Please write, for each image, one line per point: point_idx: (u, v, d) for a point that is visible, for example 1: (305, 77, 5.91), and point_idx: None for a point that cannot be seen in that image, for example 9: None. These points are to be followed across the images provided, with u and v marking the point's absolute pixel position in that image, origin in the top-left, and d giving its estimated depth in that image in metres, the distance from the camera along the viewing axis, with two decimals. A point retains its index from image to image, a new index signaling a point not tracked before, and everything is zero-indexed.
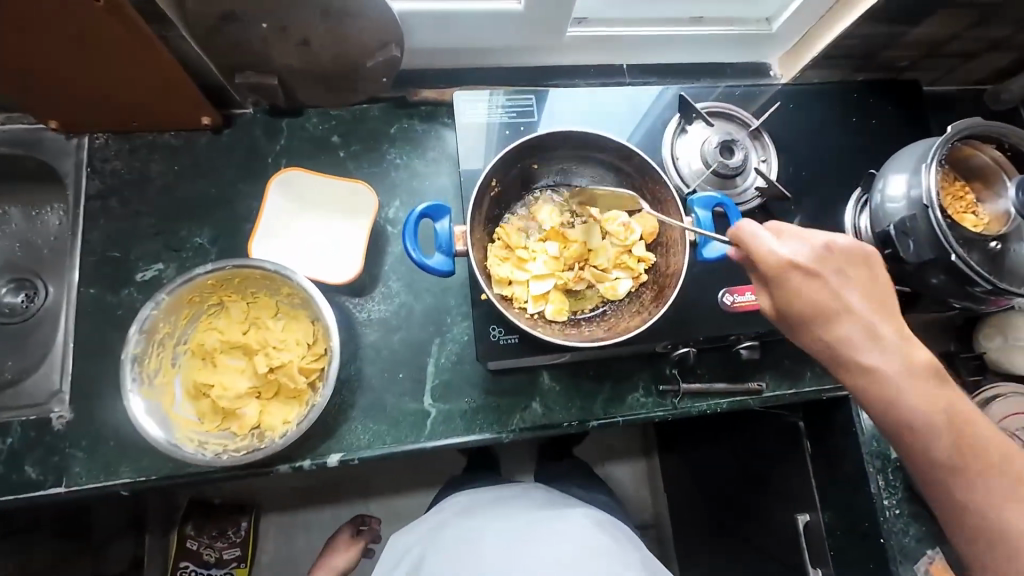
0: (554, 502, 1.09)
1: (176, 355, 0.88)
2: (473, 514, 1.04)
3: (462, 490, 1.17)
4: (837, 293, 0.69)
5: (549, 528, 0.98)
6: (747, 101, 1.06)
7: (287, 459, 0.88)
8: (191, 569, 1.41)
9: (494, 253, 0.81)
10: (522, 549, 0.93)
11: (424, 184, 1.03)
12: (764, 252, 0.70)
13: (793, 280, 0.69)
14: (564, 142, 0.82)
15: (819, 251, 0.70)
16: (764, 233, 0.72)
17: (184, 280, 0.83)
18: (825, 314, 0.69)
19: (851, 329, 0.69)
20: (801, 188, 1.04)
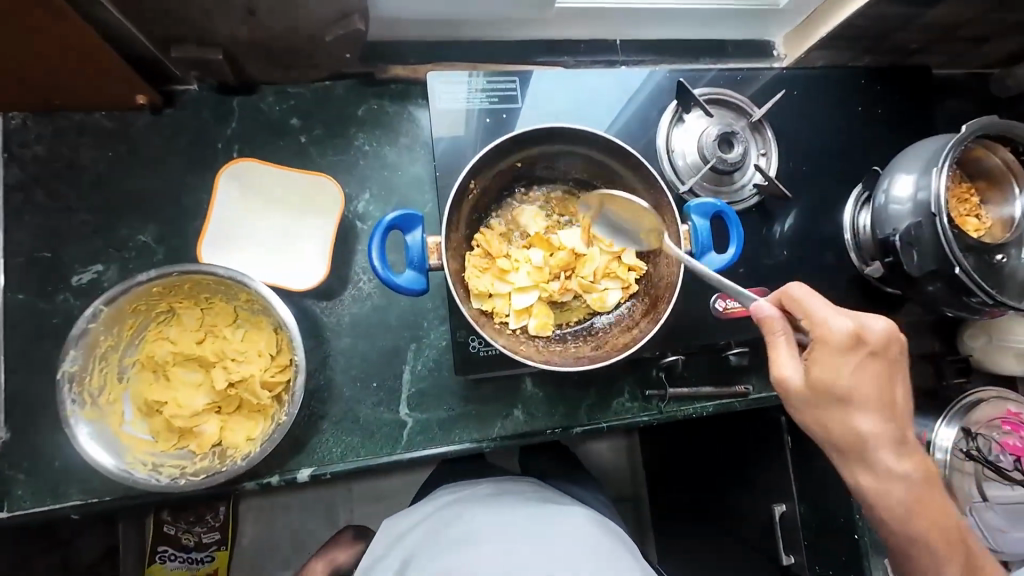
0: (556, 497, 0.95)
1: (123, 368, 0.81)
2: (463, 511, 0.89)
3: (451, 485, 1.01)
4: (879, 380, 0.71)
5: (552, 529, 0.83)
6: (748, 86, 0.98)
7: (254, 475, 0.83)
8: (170, 553, 1.32)
9: (472, 263, 0.75)
10: (523, 553, 0.78)
11: (396, 174, 0.94)
12: (823, 326, 0.69)
13: (845, 360, 0.69)
14: (550, 139, 0.75)
15: (875, 338, 0.71)
16: (820, 307, 0.71)
17: (125, 288, 0.74)
18: (861, 396, 0.70)
19: (878, 417, 0.72)
20: (799, 183, 0.98)
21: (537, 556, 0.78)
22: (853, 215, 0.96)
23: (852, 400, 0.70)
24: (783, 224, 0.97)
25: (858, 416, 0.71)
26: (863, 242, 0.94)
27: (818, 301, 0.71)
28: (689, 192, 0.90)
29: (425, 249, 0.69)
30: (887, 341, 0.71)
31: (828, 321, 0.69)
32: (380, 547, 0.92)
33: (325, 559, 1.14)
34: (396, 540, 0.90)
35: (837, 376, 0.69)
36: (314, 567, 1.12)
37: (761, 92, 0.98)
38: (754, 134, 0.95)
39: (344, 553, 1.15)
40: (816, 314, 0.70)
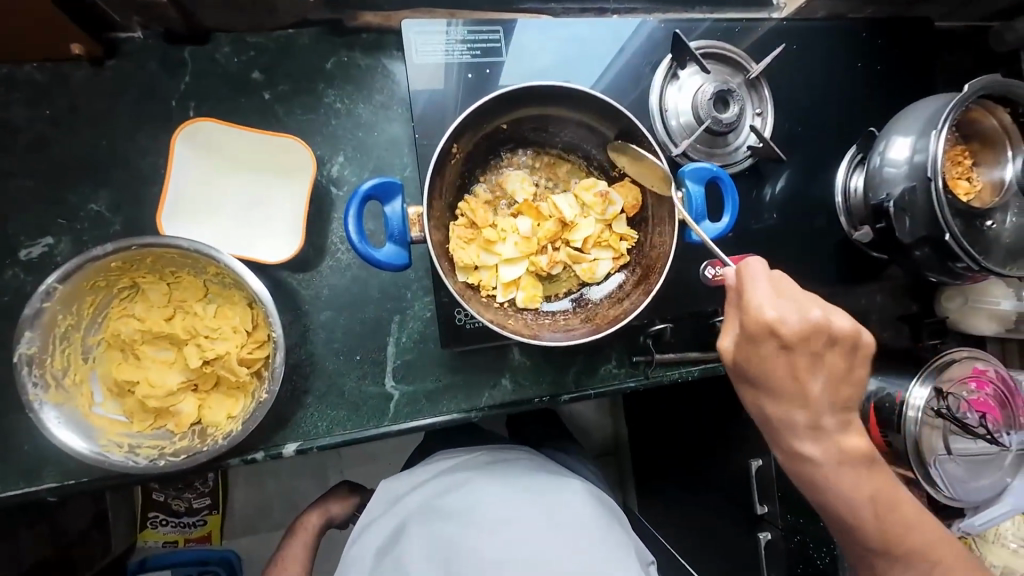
0: (552, 466, 0.96)
1: (87, 347, 0.76)
2: (463, 480, 0.89)
3: (448, 450, 1.00)
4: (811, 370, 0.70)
5: (550, 500, 0.85)
6: (746, 39, 0.92)
7: (238, 452, 0.82)
8: (162, 518, 1.34)
9: (458, 234, 0.72)
10: (524, 527, 0.80)
11: (372, 135, 0.87)
12: (752, 307, 0.68)
13: (770, 342, 0.69)
14: (538, 100, 0.70)
15: (807, 323, 0.67)
16: (760, 285, 0.69)
17: (82, 263, 0.68)
18: (779, 377, 0.70)
19: (805, 404, 0.71)
20: (792, 144, 0.95)
21: (538, 529, 0.80)
22: (848, 177, 0.94)
23: (777, 382, 0.71)
24: (775, 187, 0.95)
25: (789, 402, 0.72)
26: (854, 206, 0.93)
27: (758, 281, 0.69)
28: (682, 155, 0.86)
29: (406, 220, 0.65)
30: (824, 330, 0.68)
31: (759, 301, 0.68)
32: (375, 509, 0.92)
33: (320, 510, 1.13)
34: (393, 503, 0.90)
35: (760, 357, 0.70)
36: (308, 519, 1.11)
37: (759, 46, 0.93)
38: (749, 92, 0.91)
39: (339, 505, 1.15)
40: (751, 294, 0.69)
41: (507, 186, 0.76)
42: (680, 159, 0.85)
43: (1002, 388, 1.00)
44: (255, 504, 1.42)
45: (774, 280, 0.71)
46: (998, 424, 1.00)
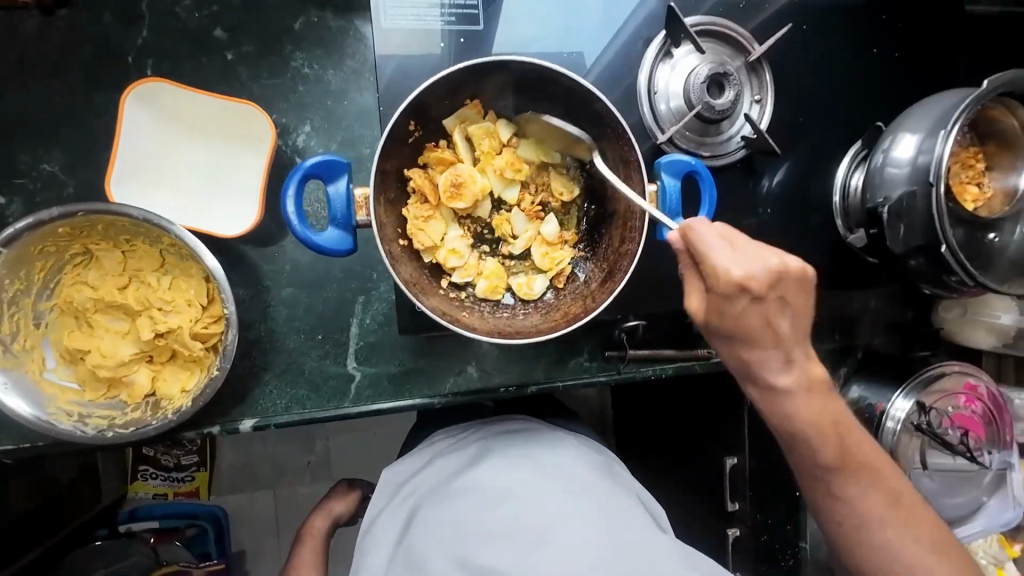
0: (545, 430, 0.86)
1: (39, 313, 0.74)
2: (462, 460, 0.80)
3: (444, 429, 0.92)
4: (774, 314, 0.61)
5: (551, 468, 0.75)
6: (753, 18, 0.85)
7: (194, 424, 0.81)
8: (151, 471, 1.35)
9: (412, 214, 0.68)
10: (526, 497, 0.69)
11: (341, 103, 0.82)
12: (715, 265, 0.58)
13: (742, 300, 0.59)
14: (506, 76, 0.65)
15: (768, 272, 0.58)
16: (713, 240, 0.59)
17: (28, 226, 0.66)
18: (749, 331, 0.61)
19: (765, 352, 0.63)
20: (793, 136, 0.89)
21: (543, 500, 0.69)
22: (848, 175, 0.87)
23: (750, 341, 0.62)
24: (773, 179, 0.89)
25: (752, 357, 0.64)
26: (852, 207, 0.87)
27: (710, 239, 0.59)
28: (667, 142, 0.80)
29: (351, 201, 0.59)
30: (780, 276, 0.59)
31: (725, 266, 0.58)
32: (381, 501, 0.83)
33: (322, 513, 1.03)
34: (398, 494, 0.82)
35: (732, 314, 0.61)
36: (313, 525, 1.01)
37: (766, 25, 0.85)
38: (749, 77, 0.84)
39: (341, 504, 1.05)
40: (707, 252, 0.59)
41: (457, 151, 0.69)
42: (665, 147, 0.80)
43: (989, 405, 0.96)
44: (241, 467, 1.40)
45: (726, 234, 0.61)
46: (980, 442, 0.96)
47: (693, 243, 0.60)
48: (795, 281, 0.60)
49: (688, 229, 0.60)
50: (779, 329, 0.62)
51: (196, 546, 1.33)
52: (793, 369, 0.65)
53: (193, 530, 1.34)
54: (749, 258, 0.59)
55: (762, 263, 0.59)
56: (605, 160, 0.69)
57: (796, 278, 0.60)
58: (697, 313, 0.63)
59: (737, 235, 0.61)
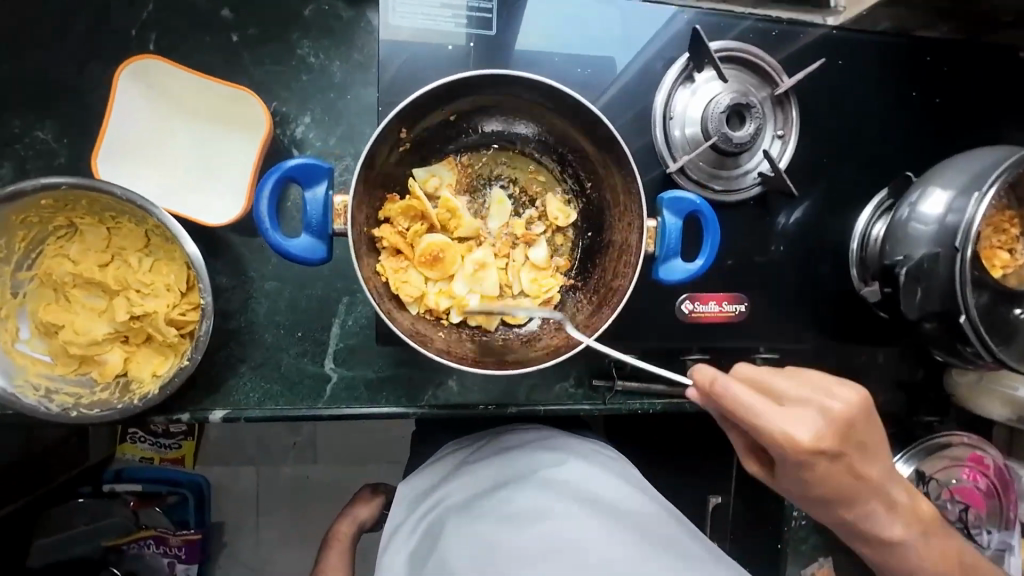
0: (560, 438, 0.85)
1: (18, 283, 0.73)
2: (485, 476, 0.78)
3: (451, 442, 0.90)
4: (858, 461, 0.61)
5: (575, 487, 0.74)
6: (784, 50, 0.81)
7: (165, 409, 0.79)
8: (139, 436, 1.23)
9: (388, 269, 0.64)
10: (560, 518, 0.68)
11: (344, 96, 0.79)
12: (778, 438, 0.56)
13: (819, 462, 0.58)
14: (502, 87, 0.62)
15: (828, 427, 0.57)
16: (760, 402, 0.56)
17: (9, 195, 0.65)
18: (832, 485, 0.61)
19: (852, 492, 0.63)
20: (817, 175, 0.83)
21: (577, 523, 0.67)
22: (869, 224, 0.82)
23: (831, 493, 0.62)
24: (790, 219, 0.83)
25: (843, 497, 0.64)
26: (870, 257, 0.81)
27: (755, 400, 0.56)
28: (678, 171, 0.76)
29: (328, 208, 0.60)
30: (846, 423, 0.58)
31: (782, 430, 0.56)
32: (397, 513, 0.80)
33: (347, 518, 0.99)
34: (417, 507, 0.79)
35: (810, 476, 0.60)
36: (339, 529, 0.97)
37: (795, 59, 0.81)
38: (774, 110, 0.79)
39: (366, 509, 1.00)
40: (761, 417, 0.56)
41: (418, 195, 0.66)
42: (676, 177, 0.76)
43: (996, 480, 0.92)
44: (230, 446, 1.31)
45: (753, 380, 0.60)
46: (980, 518, 0.93)
47: (730, 412, 0.57)
48: (860, 415, 0.59)
49: (716, 386, 0.57)
50: (867, 475, 0.63)
51: (178, 514, 1.25)
52: (896, 510, 0.68)
53: (175, 499, 1.25)
54: (800, 414, 0.57)
55: (805, 417, 0.57)
56: (597, 187, 0.69)
57: (862, 412, 0.59)
58: (755, 460, 0.64)
59: (771, 380, 0.59)
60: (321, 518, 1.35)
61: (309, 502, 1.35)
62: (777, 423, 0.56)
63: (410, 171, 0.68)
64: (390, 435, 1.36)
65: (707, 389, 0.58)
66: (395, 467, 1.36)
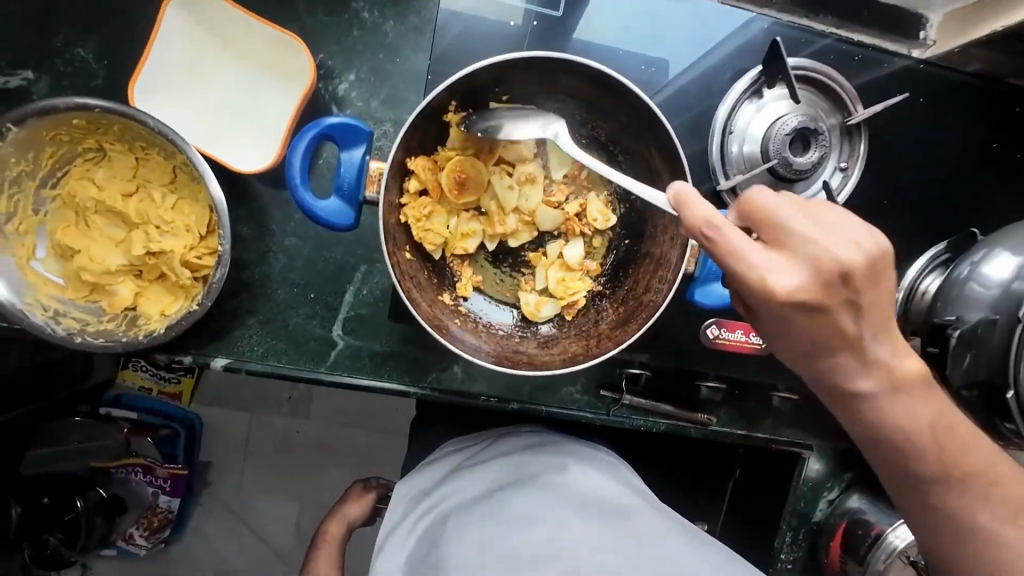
0: (559, 443, 0.83)
1: (40, 200, 0.72)
2: (481, 480, 0.77)
3: (453, 440, 0.90)
4: (844, 317, 0.49)
5: (574, 491, 0.73)
6: (861, 74, 0.77)
7: (168, 350, 0.78)
8: (142, 365, 1.19)
9: (412, 216, 0.62)
10: (560, 525, 0.66)
11: (393, 58, 0.75)
12: (736, 262, 0.47)
13: (797, 316, 0.48)
14: (562, 74, 0.59)
15: (811, 268, 0.47)
16: (724, 219, 0.48)
17: (42, 109, 0.63)
18: (809, 338, 0.50)
19: (843, 356, 0.51)
20: (873, 217, 0.79)
21: (576, 530, 0.66)
22: (921, 277, 0.76)
23: (813, 348, 0.51)
24: None
25: (834, 365, 0.52)
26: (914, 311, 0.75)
27: (739, 241, 0.47)
28: (728, 191, 0.72)
29: (361, 176, 0.59)
30: (841, 271, 0.47)
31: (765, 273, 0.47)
32: (396, 514, 0.81)
33: (337, 517, 1.03)
34: (415, 508, 0.79)
35: (788, 335, 0.51)
36: (328, 528, 1.02)
37: (866, 92, 0.77)
38: (841, 141, 0.74)
39: (355, 508, 1.04)
40: (731, 248, 0.47)
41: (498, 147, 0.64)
42: (726, 196, 0.72)
43: None
44: (228, 389, 1.31)
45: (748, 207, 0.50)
46: None
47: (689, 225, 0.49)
48: (864, 265, 0.48)
49: (704, 225, 0.48)
50: (843, 326, 0.49)
51: (167, 446, 1.26)
52: (874, 368, 0.52)
53: (167, 432, 1.26)
54: (787, 259, 0.48)
55: (800, 268, 0.47)
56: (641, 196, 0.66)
57: (866, 262, 0.48)
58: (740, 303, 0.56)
59: (766, 207, 0.49)
60: (306, 475, 1.35)
61: (296, 459, 1.35)
62: (756, 266, 0.47)
63: (485, 105, 0.63)
64: (385, 407, 1.36)
65: (688, 221, 0.49)
66: (386, 437, 1.37)
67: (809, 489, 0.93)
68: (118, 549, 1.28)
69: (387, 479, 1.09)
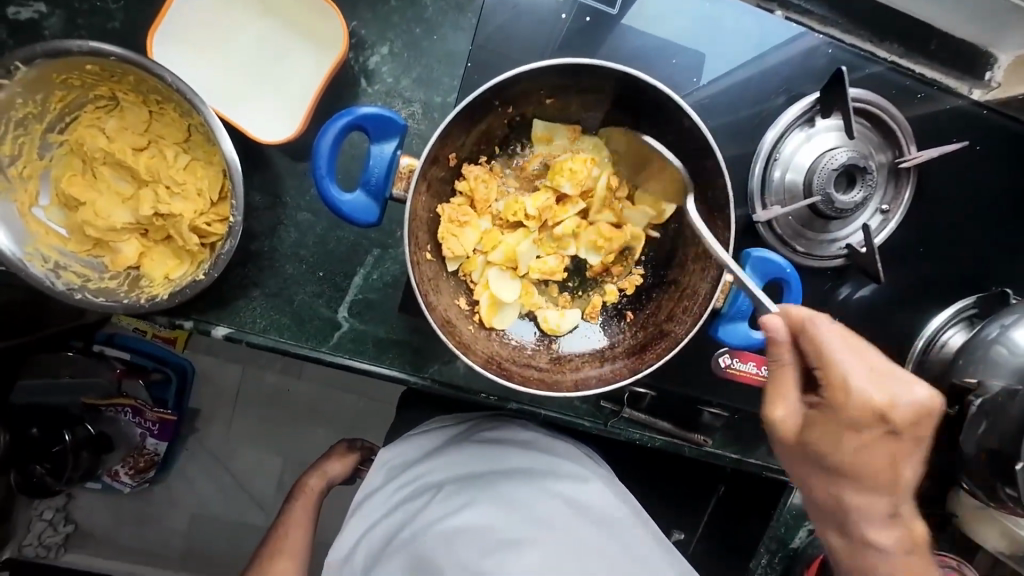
0: (553, 440, 0.82)
1: (46, 145, 0.69)
2: (469, 459, 0.77)
3: (445, 415, 0.89)
4: (904, 452, 0.60)
5: (562, 488, 0.73)
6: (918, 109, 0.73)
7: (168, 313, 0.76)
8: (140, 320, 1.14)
9: (447, 214, 0.60)
10: (546, 518, 0.67)
11: (429, 35, 0.71)
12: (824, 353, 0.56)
13: (851, 432, 0.58)
14: (611, 82, 0.56)
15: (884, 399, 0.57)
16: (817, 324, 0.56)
17: (54, 50, 0.59)
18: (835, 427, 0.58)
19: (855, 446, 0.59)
20: (903, 261, 0.77)
21: (561, 524, 0.66)
22: (944, 327, 0.76)
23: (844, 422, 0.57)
24: (853, 294, 0.76)
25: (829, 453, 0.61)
26: (931, 362, 0.75)
27: (837, 343, 0.56)
28: (765, 222, 0.69)
29: (390, 170, 0.56)
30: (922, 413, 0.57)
31: (861, 392, 0.56)
32: (376, 478, 0.83)
33: (318, 472, 1.01)
34: (394, 478, 0.80)
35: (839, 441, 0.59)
36: (308, 482, 1.00)
37: (923, 131, 0.74)
38: (887, 181, 0.71)
39: (337, 466, 1.02)
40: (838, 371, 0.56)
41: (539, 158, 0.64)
42: (761, 226, 0.69)
43: None
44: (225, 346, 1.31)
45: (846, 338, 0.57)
46: None
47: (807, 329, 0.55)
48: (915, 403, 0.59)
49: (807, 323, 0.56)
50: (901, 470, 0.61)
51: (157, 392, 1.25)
52: (895, 523, 0.65)
53: (158, 377, 1.23)
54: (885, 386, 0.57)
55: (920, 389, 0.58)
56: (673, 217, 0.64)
57: (927, 414, 0.58)
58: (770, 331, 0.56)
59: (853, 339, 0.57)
60: (294, 438, 1.36)
61: (286, 422, 1.36)
62: (860, 412, 0.57)
63: (529, 120, 0.62)
64: (380, 382, 1.35)
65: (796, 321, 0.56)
66: (379, 413, 1.37)
67: (792, 517, 0.94)
68: (103, 485, 1.29)
69: (372, 444, 1.09)
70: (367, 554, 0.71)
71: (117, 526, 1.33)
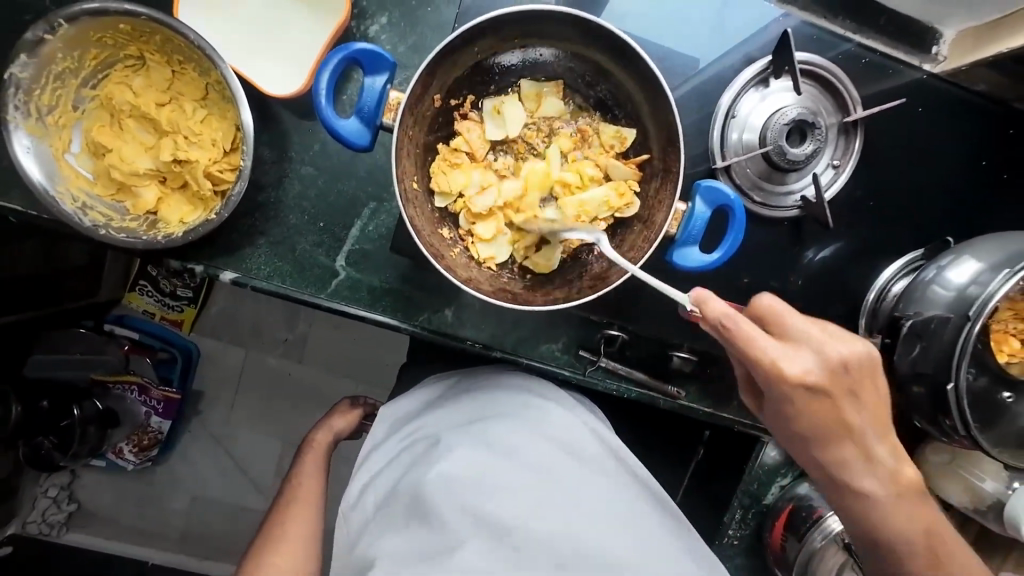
0: (543, 385, 0.86)
1: (80, 99, 0.77)
2: (464, 409, 0.80)
3: (440, 373, 0.95)
4: (849, 409, 0.62)
5: (553, 428, 0.77)
6: (865, 78, 0.81)
7: (181, 257, 0.83)
8: (147, 292, 1.26)
9: (443, 154, 0.70)
10: (536, 458, 0.71)
11: (422, 6, 0.79)
12: (748, 341, 0.58)
13: (806, 399, 0.60)
14: (578, 31, 0.64)
15: (829, 366, 0.60)
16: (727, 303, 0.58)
17: (93, 10, 0.68)
18: (813, 415, 0.62)
19: (825, 415, 0.62)
20: (857, 217, 0.83)
21: (552, 463, 0.71)
22: (892, 280, 0.81)
23: (793, 389, 0.59)
24: (815, 254, 0.82)
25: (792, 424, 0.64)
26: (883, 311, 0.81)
27: (752, 328, 0.58)
28: (724, 171, 0.76)
29: (382, 102, 0.64)
30: (847, 366, 0.60)
31: (800, 370, 0.59)
32: (378, 434, 0.88)
33: (324, 428, 1.06)
34: (397, 431, 0.85)
35: (791, 413, 0.62)
36: (315, 436, 1.04)
37: (869, 95, 0.81)
38: (837, 138, 0.79)
39: (342, 422, 1.07)
40: (757, 344, 0.58)
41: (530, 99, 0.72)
42: (720, 175, 0.76)
43: None
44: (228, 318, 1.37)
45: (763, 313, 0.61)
46: None
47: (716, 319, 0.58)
48: (861, 366, 0.61)
49: (724, 317, 0.58)
50: (847, 420, 0.63)
51: (164, 372, 1.32)
52: (872, 467, 0.66)
53: (165, 356, 1.31)
54: (799, 352, 0.60)
55: (850, 346, 0.61)
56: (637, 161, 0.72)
57: (869, 366, 0.62)
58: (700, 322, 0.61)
59: (773, 304, 0.61)
60: (292, 406, 1.41)
61: (284, 390, 1.41)
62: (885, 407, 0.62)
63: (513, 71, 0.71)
64: (376, 353, 1.41)
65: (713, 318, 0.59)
66: (374, 383, 1.42)
67: (765, 473, 0.99)
68: (107, 462, 1.35)
69: (372, 400, 1.14)
70: (375, 498, 0.75)
71: (120, 491, 1.38)
